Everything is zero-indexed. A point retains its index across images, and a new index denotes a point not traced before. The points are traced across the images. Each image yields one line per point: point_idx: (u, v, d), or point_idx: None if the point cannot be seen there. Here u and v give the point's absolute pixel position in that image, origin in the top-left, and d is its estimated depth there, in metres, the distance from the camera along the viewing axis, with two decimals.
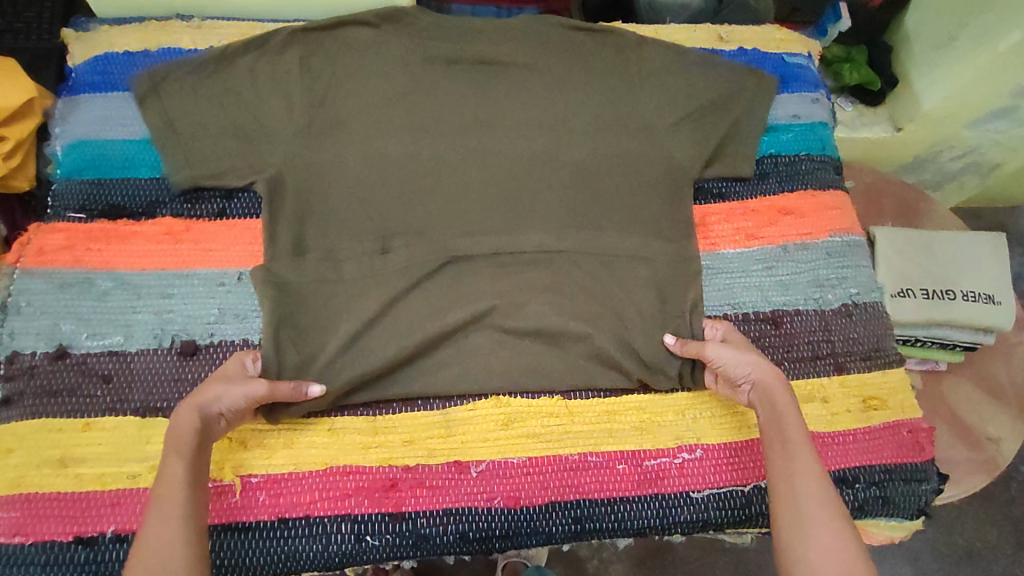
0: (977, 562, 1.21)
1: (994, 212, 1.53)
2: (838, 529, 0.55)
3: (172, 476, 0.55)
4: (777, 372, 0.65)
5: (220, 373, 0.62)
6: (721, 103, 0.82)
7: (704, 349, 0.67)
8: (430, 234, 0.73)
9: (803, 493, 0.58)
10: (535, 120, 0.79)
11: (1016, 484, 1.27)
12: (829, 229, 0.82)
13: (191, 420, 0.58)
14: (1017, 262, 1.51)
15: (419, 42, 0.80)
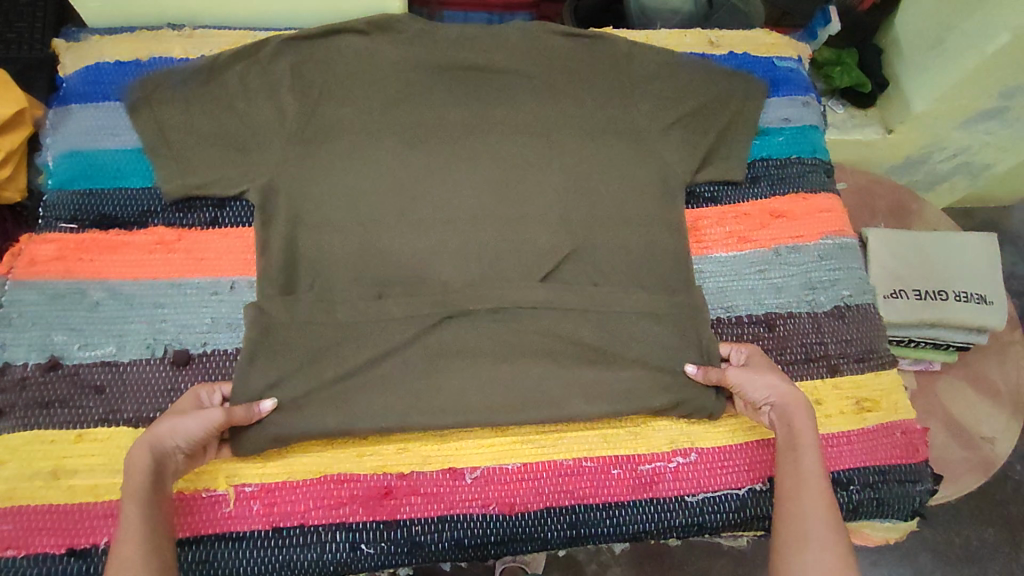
0: (976, 562, 1.22)
1: (988, 211, 1.55)
2: (840, 560, 0.56)
3: (128, 526, 0.54)
4: (801, 394, 0.66)
5: (175, 409, 0.62)
6: (713, 107, 0.83)
7: (725, 374, 0.68)
8: (423, 241, 0.73)
9: (812, 518, 0.59)
10: (526, 126, 0.79)
11: (1011, 482, 1.27)
12: (821, 232, 0.82)
13: (144, 463, 0.57)
14: (1010, 260, 1.52)
15: (410, 49, 0.80)
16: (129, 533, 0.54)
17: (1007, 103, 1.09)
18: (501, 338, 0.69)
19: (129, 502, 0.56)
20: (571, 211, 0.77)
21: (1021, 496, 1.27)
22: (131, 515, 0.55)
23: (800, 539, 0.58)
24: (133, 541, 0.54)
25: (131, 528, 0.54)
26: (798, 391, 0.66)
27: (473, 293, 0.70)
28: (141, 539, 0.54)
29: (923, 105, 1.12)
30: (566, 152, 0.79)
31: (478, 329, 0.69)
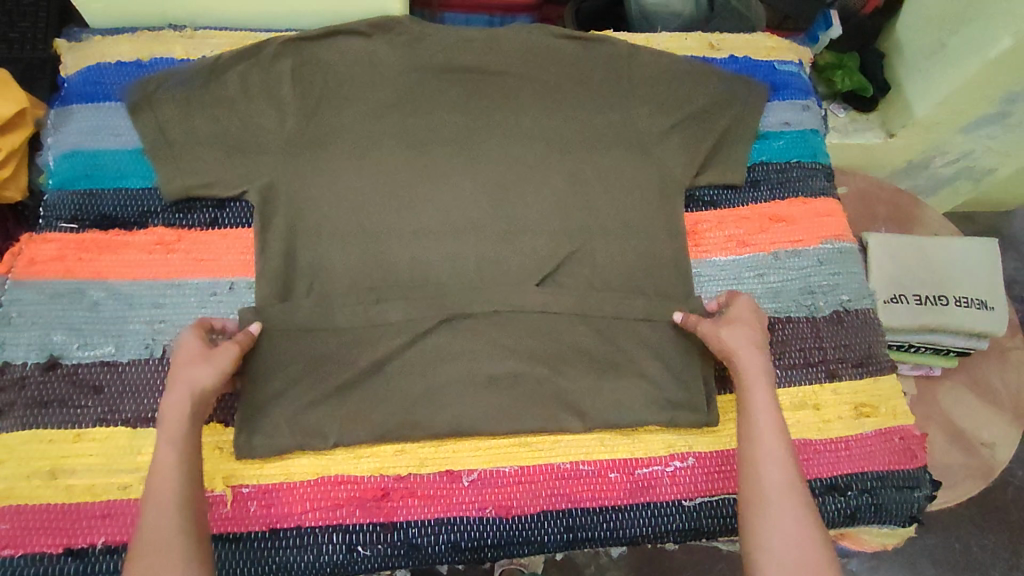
0: (978, 567, 1.22)
1: (989, 216, 1.55)
2: (801, 522, 0.57)
3: (161, 465, 0.56)
4: (756, 355, 0.66)
5: (184, 352, 0.61)
6: (711, 111, 0.83)
7: (696, 324, 0.69)
8: (424, 243, 0.74)
9: (773, 482, 0.59)
10: (527, 130, 0.80)
11: (1013, 488, 1.28)
12: (820, 236, 0.82)
13: (180, 405, 0.58)
14: (1012, 265, 1.52)
15: (411, 51, 0.81)
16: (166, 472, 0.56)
17: (1008, 108, 1.09)
18: (501, 339, 0.69)
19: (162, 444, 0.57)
20: (571, 214, 0.77)
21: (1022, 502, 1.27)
22: (166, 456, 0.56)
23: (761, 504, 0.58)
24: (165, 483, 0.55)
25: (163, 468, 0.56)
26: (756, 360, 0.65)
27: (473, 295, 0.70)
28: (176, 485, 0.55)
29: (925, 109, 1.12)
30: (566, 155, 0.79)
31: (478, 330, 0.69)
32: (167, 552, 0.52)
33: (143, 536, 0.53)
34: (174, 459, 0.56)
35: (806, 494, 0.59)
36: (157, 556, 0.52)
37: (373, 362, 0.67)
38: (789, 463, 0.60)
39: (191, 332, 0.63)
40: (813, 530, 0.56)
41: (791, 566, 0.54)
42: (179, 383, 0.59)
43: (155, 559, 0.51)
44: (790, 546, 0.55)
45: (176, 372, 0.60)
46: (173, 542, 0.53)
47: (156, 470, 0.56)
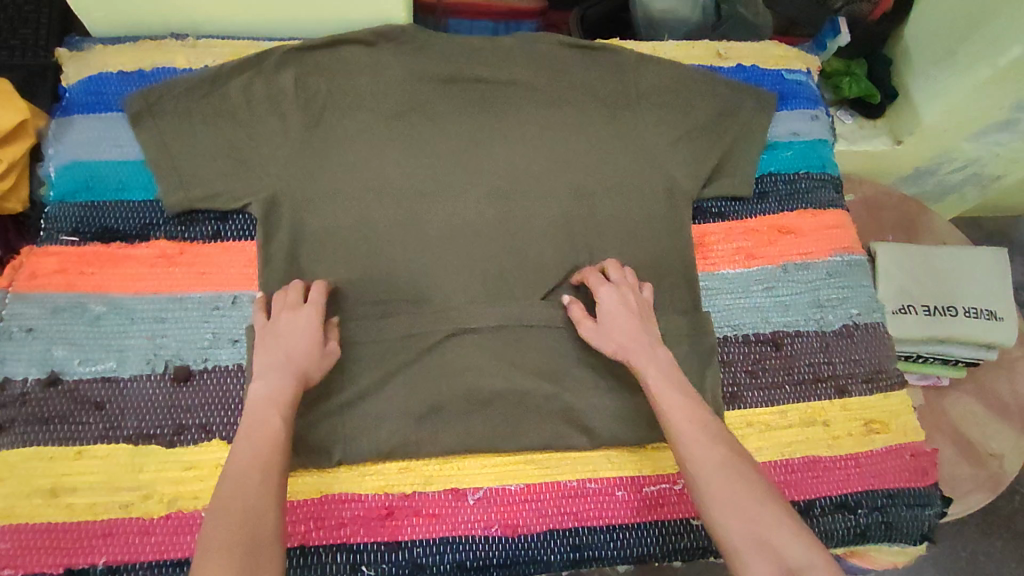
0: None
1: (997, 221, 1.54)
2: (744, 491, 0.55)
3: (257, 427, 0.56)
4: (633, 347, 0.65)
5: (300, 341, 0.62)
6: (715, 125, 0.84)
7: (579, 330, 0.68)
8: (430, 255, 0.73)
9: (698, 461, 0.57)
10: (532, 141, 0.81)
11: (1019, 496, 1.28)
12: (829, 249, 0.82)
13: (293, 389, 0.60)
14: (1019, 271, 1.51)
15: (418, 61, 0.82)
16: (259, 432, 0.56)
17: (1016, 116, 1.09)
18: (506, 353, 0.68)
19: (269, 413, 0.57)
20: (577, 226, 0.77)
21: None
22: (271, 427, 0.56)
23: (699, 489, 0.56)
24: (264, 454, 0.55)
25: (263, 437, 0.56)
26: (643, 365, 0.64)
27: (479, 308, 0.70)
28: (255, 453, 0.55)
29: (933, 116, 1.11)
30: (572, 168, 0.80)
31: (484, 344, 0.69)
32: (262, 525, 0.51)
33: (237, 500, 0.52)
34: (275, 432, 0.56)
35: (735, 457, 0.57)
36: (245, 517, 0.51)
37: (375, 378, 0.66)
38: (706, 436, 0.58)
39: (320, 322, 0.64)
40: (752, 491, 0.55)
41: (746, 538, 0.53)
42: (294, 375, 0.61)
43: (248, 528, 0.50)
44: (735, 517, 0.54)
45: (294, 361, 0.61)
46: (267, 516, 0.52)
47: (259, 435, 0.56)
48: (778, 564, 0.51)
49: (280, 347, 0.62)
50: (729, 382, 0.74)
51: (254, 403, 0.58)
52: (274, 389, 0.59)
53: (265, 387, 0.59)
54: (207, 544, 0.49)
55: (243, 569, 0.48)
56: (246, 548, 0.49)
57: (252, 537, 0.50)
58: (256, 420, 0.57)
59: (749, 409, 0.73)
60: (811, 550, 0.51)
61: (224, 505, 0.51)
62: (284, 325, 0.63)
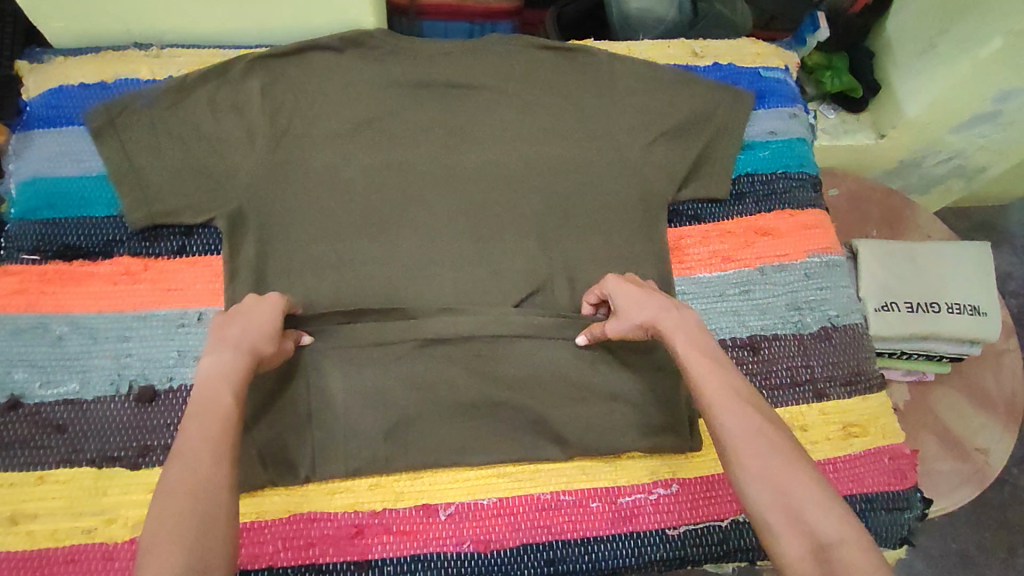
0: (972, 566, 1.24)
1: (985, 211, 1.54)
2: (778, 460, 0.50)
3: (204, 403, 0.50)
4: (650, 313, 0.61)
5: (256, 323, 0.58)
6: (691, 125, 0.83)
7: (605, 331, 0.63)
8: (401, 265, 0.72)
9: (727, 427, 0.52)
10: (505, 146, 0.80)
11: (1006, 486, 1.29)
12: (807, 250, 0.81)
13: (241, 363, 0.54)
14: (1008, 261, 1.51)
15: (387, 67, 0.81)
16: (205, 405, 0.50)
17: (1000, 108, 1.08)
18: (479, 364, 0.66)
19: (220, 391, 0.51)
20: (551, 233, 0.76)
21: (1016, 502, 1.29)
22: (221, 404, 0.50)
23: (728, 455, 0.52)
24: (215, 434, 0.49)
25: (212, 416, 0.50)
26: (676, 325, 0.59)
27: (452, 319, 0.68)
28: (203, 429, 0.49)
29: (916, 109, 1.11)
30: (546, 173, 0.79)
31: (455, 353, 0.67)
32: (212, 514, 0.45)
33: (183, 488, 0.46)
34: (226, 411, 0.50)
35: (768, 424, 0.52)
36: (196, 499, 0.46)
37: (345, 394, 0.65)
38: (736, 400, 0.54)
39: (281, 315, 0.60)
40: (785, 459, 0.50)
41: (778, 511, 0.48)
42: (248, 354, 0.55)
43: (196, 519, 0.45)
44: (765, 487, 0.49)
45: (245, 338, 0.56)
46: (218, 504, 0.46)
47: (209, 414, 0.50)
48: (809, 539, 0.46)
49: (238, 325, 0.57)
50: None
51: (203, 380, 0.52)
52: (225, 367, 0.53)
53: (214, 362, 0.53)
54: (149, 539, 0.44)
55: (190, 565, 0.43)
56: (193, 542, 0.44)
57: (199, 529, 0.44)
58: (204, 398, 0.51)
59: None
60: (844, 525, 0.47)
61: (169, 490, 0.46)
62: (242, 309, 0.58)
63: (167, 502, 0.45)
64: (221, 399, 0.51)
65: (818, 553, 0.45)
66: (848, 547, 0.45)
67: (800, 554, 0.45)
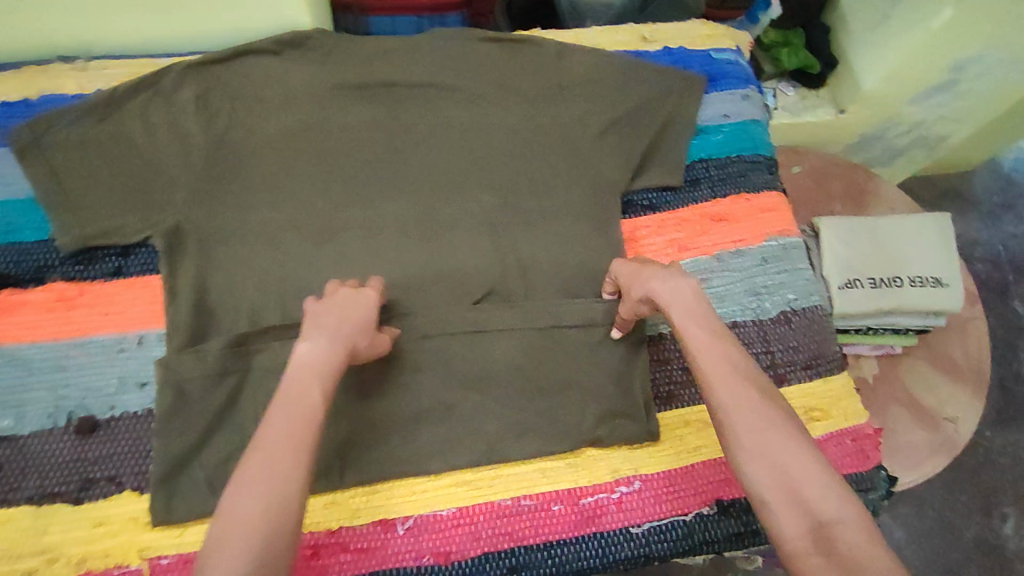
0: (949, 530, 1.26)
1: (950, 178, 1.55)
2: (778, 438, 0.50)
3: (292, 402, 0.52)
4: (653, 287, 0.60)
5: (353, 316, 0.59)
6: (641, 113, 0.82)
7: (621, 314, 0.64)
8: (351, 272, 0.70)
9: (728, 405, 0.53)
10: (454, 143, 0.78)
11: (980, 449, 1.31)
12: (764, 234, 0.80)
13: (336, 356, 0.56)
14: (975, 226, 1.52)
15: (328, 69, 0.79)
16: (293, 400, 0.52)
17: (956, 76, 1.08)
18: (433, 366, 0.66)
19: (310, 385, 0.53)
20: (504, 230, 0.74)
21: (989, 465, 1.31)
22: (312, 403, 0.52)
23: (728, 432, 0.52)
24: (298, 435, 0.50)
25: (302, 413, 0.52)
26: (676, 291, 0.60)
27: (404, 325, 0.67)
28: (297, 426, 0.51)
29: (873, 83, 1.10)
30: (496, 170, 0.77)
31: (406, 361, 0.66)
32: (281, 518, 0.47)
33: (258, 486, 0.47)
34: (312, 410, 0.52)
35: (769, 400, 0.52)
36: (273, 497, 0.47)
37: None
38: (737, 376, 0.54)
39: (376, 308, 0.61)
40: (785, 437, 0.50)
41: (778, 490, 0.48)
42: (344, 346, 0.57)
43: (267, 521, 0.46)
44: (765, 466, 0.49)
45: (342, 332, 0.57)
46: (290, 508, 0.48)
47: (298, 410, 0.52)
48: (809, 518, 0.46)
49: (335, 316, 0.58)
50: (663, 381, 0.70)
51: (297, 369, 0.54)
52: (319, 358, 0.55)
53: (311, 351, 0.55)
54: (224, 531, 0.45)
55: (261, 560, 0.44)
56: (266, 539, 0.46)
57: (269, 531, 0.46)
58: (294, 389, 0.53)
59: (687, 407, 0.69)
60: (845, 503, 0.47)
61: (247, 483, 0.48)
62: (342, 298, 0.60)
63: (242, 493, 0.47)
64: (310, 395, 0.53)
65: (817, 531, 0.46)
66: (847, 526, 0.46)
67: (799, 532, 0.46)
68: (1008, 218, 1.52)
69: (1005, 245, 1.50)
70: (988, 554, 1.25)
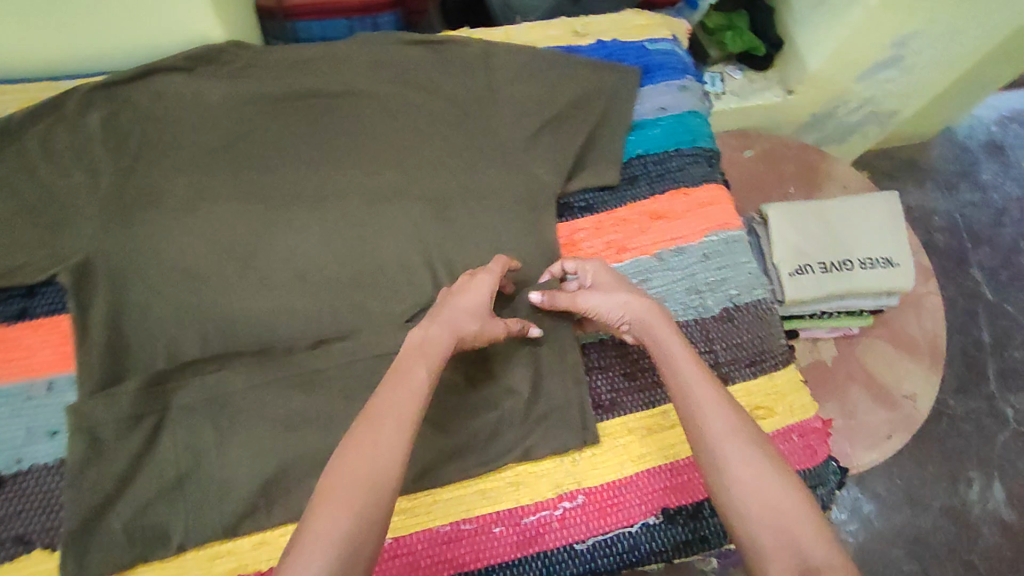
0: (920, 502, 1.25)
1: (907, 150, 1.55)
2: (765, 475, 0.50)
3: (405, 380, 0.54)
4: (641, 307, 0.62)
5: (464, 303, 0.61)
6: (574, 112, 0.80)
7: (575, 298, 0.64)
8: (276, 297, 0.68)
9: (717, 441, 0.52)
10: (381, 153, 0.75)
11: (947, 419, 1.31)
12: (704, 230, 0.78)
13: (441, 341, 0.58)
14: (934, 196, 1.51)
15: (243, 82, 0.75)
16: (407, 377, 0.55)
17: (900, 52, 1.07)
18: (363, 392, 0.64)
19: (415, 366, 0.55)
20: (434, 243, 0.72)
21: (954, 433, 1.31)
22: (419, 383, 0.54)
23: (715, 467, 0.52)
24: (409, 410, 0.53)
25: (408, 391, 0.54)
26: (655, 309, 0.62)
27: (331, 349, 0.65)
28: (409, 399, 0.53)
29: (818, 63, 1.09)
30: (424, 179, 0.74)
31: (335, 389, 0.64)
32: (383, 486, 0.49)
33: (362, 454, 0.49)
34: (420, 388, 0.54)
35: (757, 438, 0.52)
36: (374, 462, 0.49)
37: (220, 448, 0.61)
38: (726, 411, 0.54)
39: (489, 293, 0.62)
40: (773, 476, 0.50)
41: (766, 529, 0.47)
42: (450, 332, 0.59)
43: (368, 489, 0.48)
44: (755, 500, 0.49)
45: (451, 318, 0.59)
46: (390, 479, 0.49)
47: (405, 388, 0.54)
48: (796, 559, 0.45)
49: (451, 304, 0.61)
50: (604, 391, 0.69)
51: (408, 351, 0.57)
52: (430, 341, 0.58)
53: (422, 335, 0.58)
54: (331, 488, 0.48)
55: (354, 520, 0.46)
56: (364, 502, 0.47)
57: (370, 497, 0.47)
58: (404, 366, 0.56)
59: (628, 415, 0.68)
60: (833, 549, 0.46)
61: (355, 445, 0.50)
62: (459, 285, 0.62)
63: (354, 454, 0.49)
64: (418, 376, 0.55)
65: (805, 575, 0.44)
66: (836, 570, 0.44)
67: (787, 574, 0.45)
68: (964, 186, 1.52)
69: (963, 213, 1.50)
70: (956, 522, 1.24)
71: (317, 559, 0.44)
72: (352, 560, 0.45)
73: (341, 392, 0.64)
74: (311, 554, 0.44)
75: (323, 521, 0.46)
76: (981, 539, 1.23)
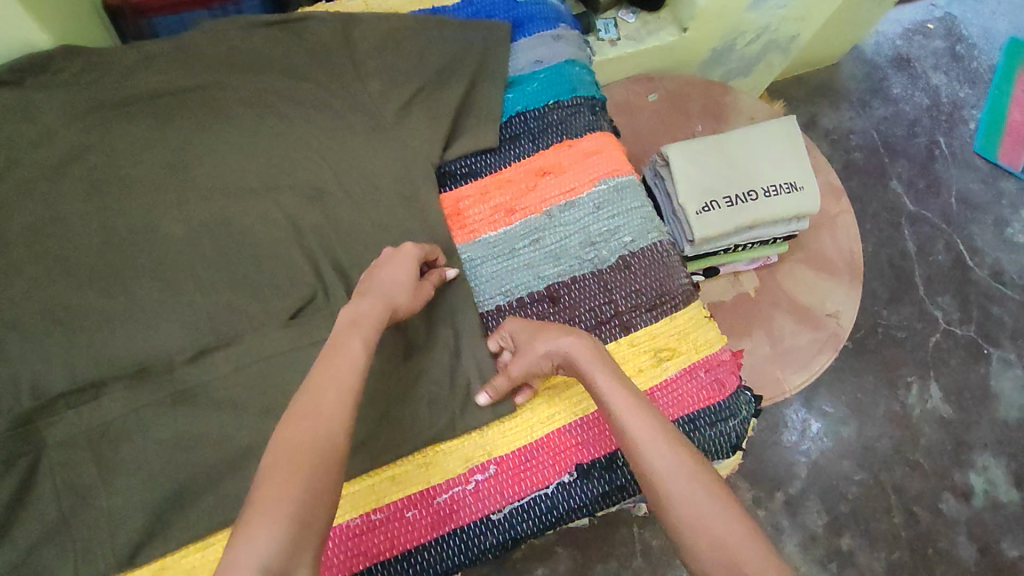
0: (865, 413, 1.27)
1: (817, 73, 1.55)
2: (707, 501, 0.50)
3: (346, 354, 0.54)
4: (572, 347, 0.61)
5: (395, 274, 0.61)
6: (444, 77, 0.76)
7: (508, 374, 0.62)
8: (144, 313, 0.64)
9: (658, 472, 0.52)
10: (243, 146, 0.70)
11: (881, 330, 1.34)
12: (592, 180, 0.76)
13: (376, 312, 0.58)
14: (848, 115, 1.52)
15: (80, 90, 0.70)
16: (344, 351, 0.54)
17: None
18: (252, 399, 0.62)
19: (352, 337, 0.55)
20: (312, 233, 0.69)
21: (889, 341, 1.33)
22: (357, 354, 0.54)
23: (659, 499, 0.52)
24: (350, 380, 0.53)
25: (348, 361, 0.54)
26: (581, 346, 0.61)
27: (210, 360, 0.63)
28: (353, 366, 0.53)
29: None
30: (294, 167, 0.70)
31: (222, 400, 0.62)
32: (333, 447, 0.49)
33: (308, 421, 0.49)
34: (358, 359, 0.54)
35: (696, 464, 0.52)
36: (318, 428, 0.49)
37: (104, 478, 0.59)
38: (664, 439, 0.54)
39: (416, 263, 0.63)
40: (716, 502, 0.50)
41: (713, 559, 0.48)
42: (385, 303, 0.59)
43: (320, 456, 0.48)
44: (701, 537, 0.48)
45: (386, 292, 0.60)
46: (338, 444, 0.49)
47: (342, 360, 0.53)
48: None
49: (382, 277, 0.61)
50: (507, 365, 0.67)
51: (344, 324, 0.57)
52: (365, 312, 0.58)
53: (357, 308, 0.58)
54: (279, 457, 0.47)
55: (306, 484, 0.46)
56: (315, 466, 0.47)
57: (321, 465, 0.47)
58: (340, 341, 0.55)
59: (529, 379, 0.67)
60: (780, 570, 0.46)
61: (297, 416, 0.50)
62: (384, 260, 0.62)
63: (299, 420, 0.49)
64: (354, 348, 0.55)
65: None
66: None
67: None
68: (877, 102, 1.53)
69: (878, 129, 1.51)
70: (899, 426, 1.27)
71: (270, 530, 0.43)
72: (308, 526, 0.45)
73: (228, 402, 0.62)
74: (265, 525, 0.43)
75: (276, 489, 0.45)
76: (925, 439, 1.27)
